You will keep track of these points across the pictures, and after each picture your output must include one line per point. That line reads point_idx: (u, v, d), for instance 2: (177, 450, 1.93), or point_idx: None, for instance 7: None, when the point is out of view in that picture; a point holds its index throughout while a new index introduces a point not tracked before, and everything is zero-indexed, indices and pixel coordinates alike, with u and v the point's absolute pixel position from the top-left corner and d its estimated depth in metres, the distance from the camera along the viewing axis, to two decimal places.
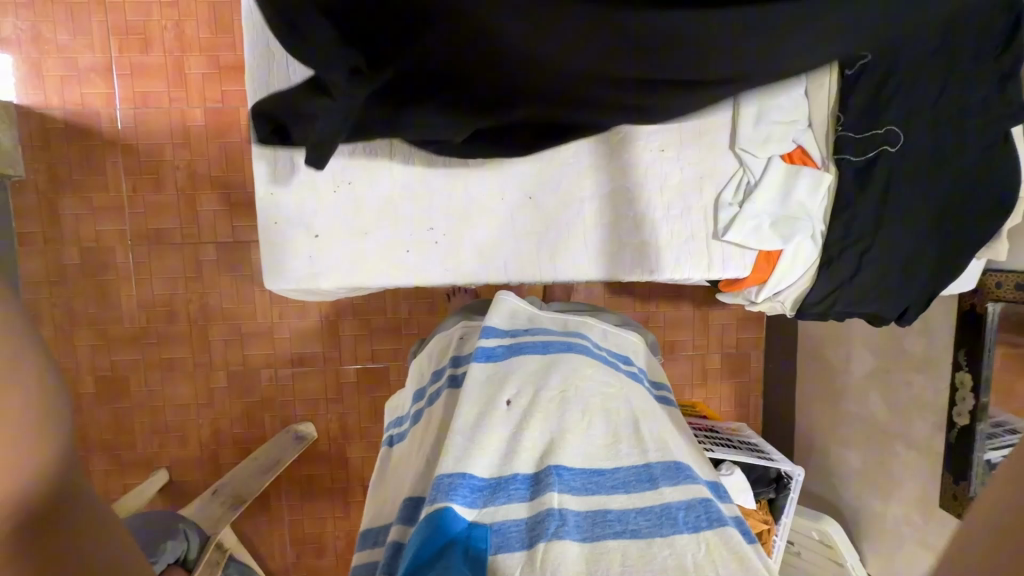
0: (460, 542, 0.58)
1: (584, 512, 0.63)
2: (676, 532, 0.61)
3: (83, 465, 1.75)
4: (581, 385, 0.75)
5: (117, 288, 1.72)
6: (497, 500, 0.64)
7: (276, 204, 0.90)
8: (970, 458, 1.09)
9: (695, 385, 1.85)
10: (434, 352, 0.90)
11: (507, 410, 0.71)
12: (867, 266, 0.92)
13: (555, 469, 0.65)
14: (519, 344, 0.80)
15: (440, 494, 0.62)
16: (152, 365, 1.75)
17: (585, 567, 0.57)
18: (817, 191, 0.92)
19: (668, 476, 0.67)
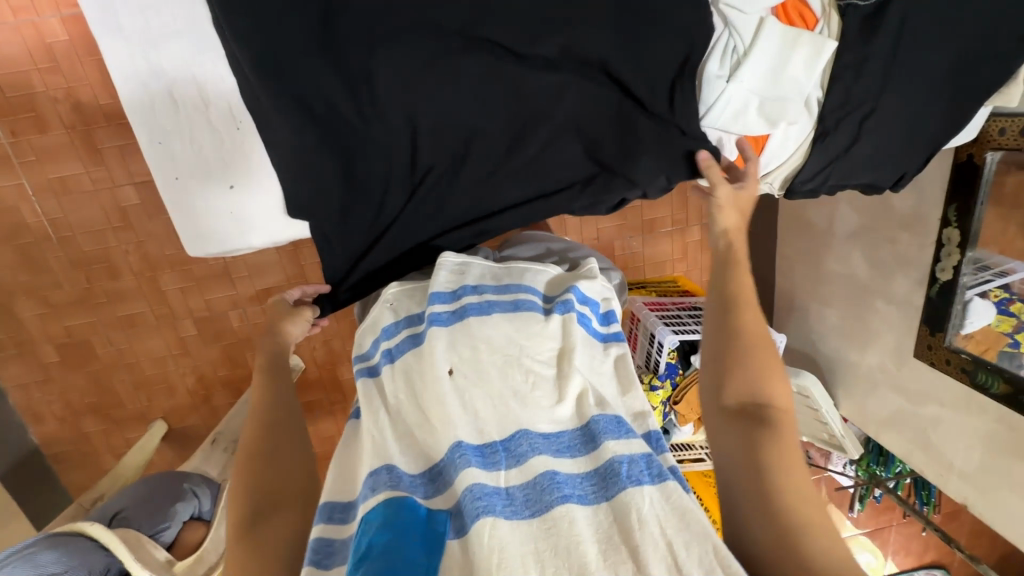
0: (406, 532, 0.59)
1: (529, 484, 0.64)
2: (620, 490, 0.61)
3: (78, 428, 1.75)
4: (524, 348, 0.75)
5: (41, 251, 1.54)
6: (445, 486, 0.66)
7: (171, 156, 0.78)
8: (948, 310, 1.11)
9: (674, 261, 1.82)
10: (390, 309, 0.84)
11: (452, 380, 0.72)
12: (866, 133, 0.86)
13: (497, 444, 0.68)
14: (467, 306, 0.76)
15: (402, 484, 0.66)
16: (111, 324, 1.65)
17: (531, 544, 0.58)
18: (816, 61, 0.81)
19: (611, 430, 0.68)
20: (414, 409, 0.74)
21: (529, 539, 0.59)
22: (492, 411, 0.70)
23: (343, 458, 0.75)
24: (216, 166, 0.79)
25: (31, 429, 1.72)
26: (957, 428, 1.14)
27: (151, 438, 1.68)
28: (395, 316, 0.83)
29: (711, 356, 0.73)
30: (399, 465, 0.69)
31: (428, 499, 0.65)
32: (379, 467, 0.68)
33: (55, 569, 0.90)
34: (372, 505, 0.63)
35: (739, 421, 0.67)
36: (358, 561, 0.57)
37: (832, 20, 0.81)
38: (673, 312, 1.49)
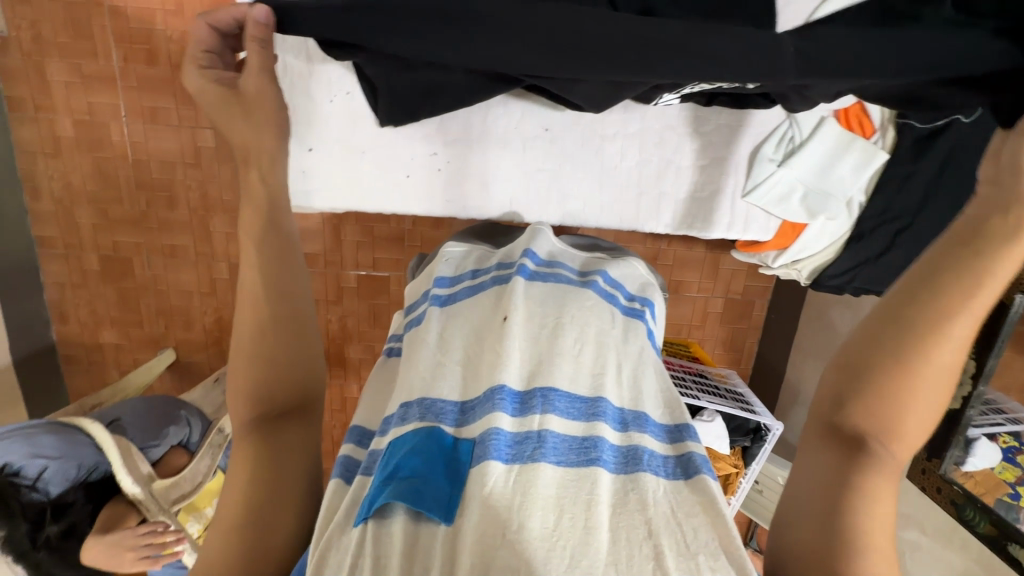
0: (427, 466, 0.53)
1: (565, 436, 0.56)
2: (640, 471, 0.55)
3: (95, 336, 1.84)
4: (581, 313, 0.67)
5: (115, 167, 1.66)
6: (477, 415, 0.58)
7: None
8: (947, 438, 1.09)
9: (692, 327, 1.85)
10: (450, 262, 0.79)
11: (505, 325, 0.64)
12: (900, 246, 0.93)
13: (546, 391, 0.59)
14: (524, 266, 0.71)
15: (432, 412, 0.59)
16: (154, 249, 1.75)
17: (557, 491, 0.52)
18: (864, 168, 0.90)
19: (639, 422, 0.60)
20: (455, 347, 0.65)
21: (553, 484, 0.53)
22: (545, 361, 0.62)
23: (373, 386, 0.74)
24: (303, 126, 0.96)
25: (55, 326, 1.82)
26: (933, 558, 1.13)
27: (157, 364, 1.76)
28: (454, 269, 0.78)
29: (852, 360, 0.54)
30: (432, 389, 0.61)
31: (456, 428, 0.59)
32: (410, 396, 0.61)
33: (50, 454, 0.95)
34: (406, 430, 0.57)
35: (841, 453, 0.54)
36: (386, 479, 0.52)
37: (888, 133, 0.90)
38: (678, 373, 1.51)
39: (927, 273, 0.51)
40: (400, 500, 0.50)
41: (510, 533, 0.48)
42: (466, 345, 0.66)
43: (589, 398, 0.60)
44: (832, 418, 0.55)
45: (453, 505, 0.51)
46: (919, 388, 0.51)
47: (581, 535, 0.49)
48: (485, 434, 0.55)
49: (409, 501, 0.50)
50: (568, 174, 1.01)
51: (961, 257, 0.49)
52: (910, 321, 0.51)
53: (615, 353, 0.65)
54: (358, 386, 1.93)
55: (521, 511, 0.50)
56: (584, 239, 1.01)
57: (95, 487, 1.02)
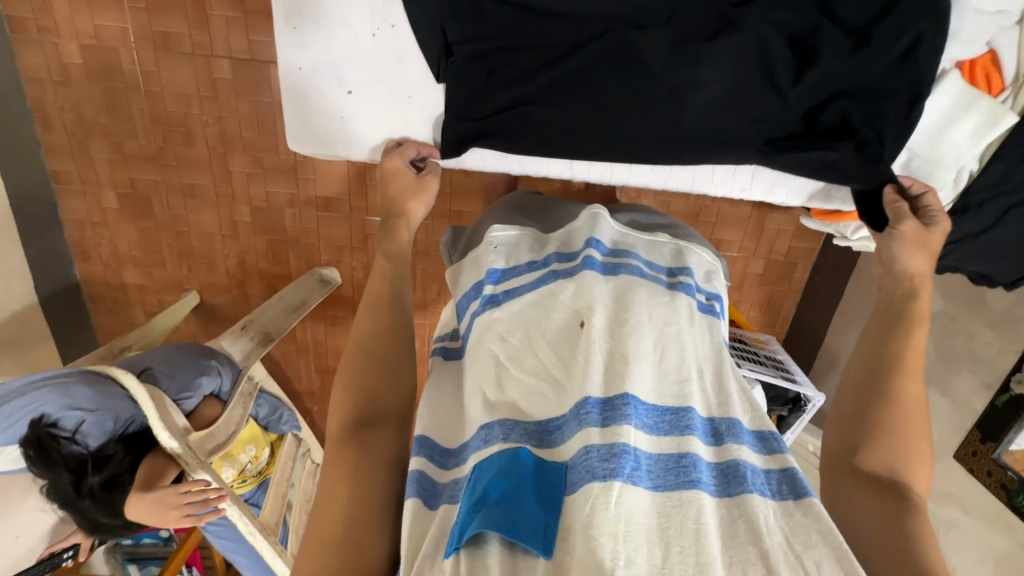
0: (518, 491, 0.51)
1: (656, 456, 0.54)
2: (744, 492, 0.53)
3: (118, 276, 1.81)
4: (658, 312, 0.64)
5: (127, 98, 1.56)
6: (568, 433, 0.55)
7: (300, 46, 0.86)
8: (1007, 422, 1.05)
9: (729, 288, 1.78)
10: (500, 250, 0.74)
11: (584, 331, 0.61)
12: (1012, 223, 0.83)
13: (632, 398, 0.55)
14: (589, 260, 0.67)
15: (516, 433, 0.57)
16: (173, 188, 1.68)
17: (658, 520, 0.50)
18: (980, 136, 0.81)
19: (734, 433, 0.57)
20: (530, 356, 0.61)
21: (653, 512, 0.50)
22: (631, 364, 0.58)
23: (435, 390, 0.69)
24: (343, 67, 0.88)
25: (77, 264, 1.79)
26: (973, 537, 1.11)
27: (183, 306, 1.74)
28: (505, 260, 0.73)
29: (846, 408, 0.71)
30: (517, 412, 0.58)
31: (545, 450, 0.56)
32: (491, 417, 0.59)
33: (86, 407, 0.95)
34: (490, 452, 0.55)
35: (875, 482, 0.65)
36: (476, 504, 0.51)
37: (1021, 92, 0.79)
38: None
39: (879, 336, 0.73)
40: (492, 530, 0.48)
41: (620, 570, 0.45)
42: (536, 352, 0.62)
43: (678, 407, 0.58)
44: (852, 462, 0.67)
45: (551, 534, 0.49)
46: (908, 419, 0.68)
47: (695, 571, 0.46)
48: (576, 459, 0.52)
49: (505, 532, 0.48)
50: (631, 133, 0.90)
51: (897, 313, 0.74)
52: (885, 367, 0.71)
53: (699, 360, 0.62)
54: None
55: (628, 542, 0.47)
56: (645, 215, 0.92)
57: (136, 440, 1.01)
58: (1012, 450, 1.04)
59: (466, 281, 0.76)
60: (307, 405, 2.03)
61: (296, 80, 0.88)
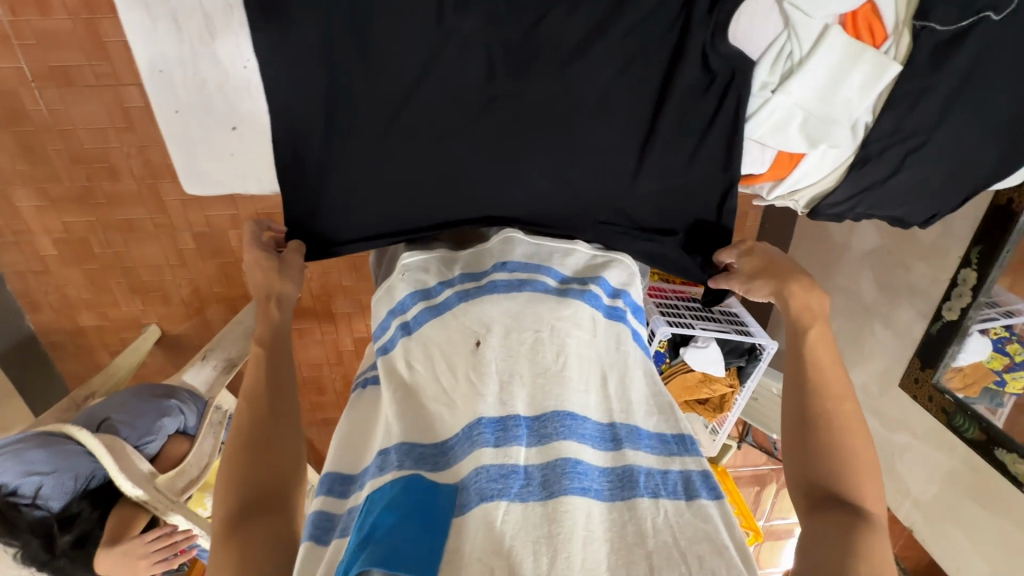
0: (408, 516, 0.57)
1: (547, 467, 0.62)
2: (636, 496, 0.62)
3: (74, 321, 1.78)
4: (557, 326, 0.71)
5: (41, 141, 1.50)
6: (458, 456, 0.64)
7: (168, 88, 0.69)
8: (943, 347, 1.09)
9: None
10: (410, 279, 0.78)
11: (479, 351, 0.69)
12: (909, 167, 0.80)
13: (521, 418, 0.65)
14: (492, 283, 0.75)
15: (410, 459, 0.64)
16: (108, 226, 1.64)
17: (546, 530, 0.57)
18: (872, 86, 0.73)
19: (630, 440, 0.67)
20: (433, 383, 0.70)
21: (541, 521, 0.58)
22: (522, 386, 0.67)
23: (348, 425, 0.77)
24: (215, 102, 0.71)
25: (28, 315, 1.75)
26: (921, 458, 1.17)
27: (144, 342, 1.72)
28: (413, 286, 0.78)
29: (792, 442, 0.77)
30: (409, 434, 0.67)
31: (435, 473, 0.64)
32: (390, 443, 0.67)
33: (43, 470, 0.96)
34: (385, 480, 0.62)
35: (823, 508, 0.71)
36: (363, 542, 0.55)
37: (901, 38, 0.72)
38: (671, 301, 1.47)
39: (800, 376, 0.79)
40: (375, 566, 0.52)
41: None
42: (434, 383, 0.70)
43: (556, 411, 0.65)
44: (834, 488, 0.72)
45: (435, 560, 0.56)
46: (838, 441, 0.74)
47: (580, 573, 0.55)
48: (466, 479, 0.61)
49: (385, 566, 0.52)
50: None
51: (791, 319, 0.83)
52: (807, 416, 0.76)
53: (598, 368, 0.71)
54: (351, 339, 1.92)
55: (512, 556, 0.55)
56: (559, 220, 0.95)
57: (102, 492, 1.03)
58: (957, 365, 1.08)
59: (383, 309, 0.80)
60: None
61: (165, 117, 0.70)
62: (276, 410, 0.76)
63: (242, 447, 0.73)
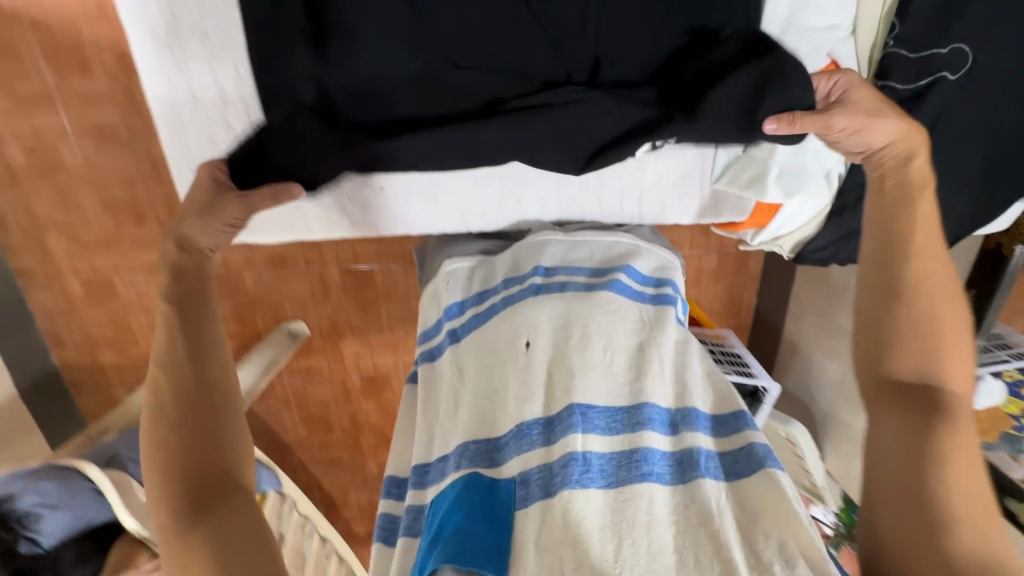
0: (486, 508, 0.73)
1: (608, 454, 0.75)
2: (699, 476, 0.73)
3: (95, 359, 1.86)
4: (601, 323, 0.83)
5: (76, 191, 1.61)
6: (512, 451, 0.77)
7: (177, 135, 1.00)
8: None
9: (687, 285, 1.80)
10: (454, 288, 0.96)
11: (529, 351, 0.82)
12: None
13: (576, 408, 0.76)
14: (534, 285, 0.88)
15: (466, 460, 0.78)
16: (132, 268, 1.73)
17: (607, 513, 0.70)
18: (837, 134, 0.88)
19: (688, 422, 0.78)
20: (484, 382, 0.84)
21: (608, 508, 0.71)
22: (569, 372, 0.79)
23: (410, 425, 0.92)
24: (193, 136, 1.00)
25: (53, 352, 1.83)
26: None
27: None
28: (461, 292, 0.95)
29: (879, 323, 0.80)
30: (469, 437, 0.80)
31: (494, 471, 0.78)
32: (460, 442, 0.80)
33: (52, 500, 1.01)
34: (447, 483, 0.77)
35: (899, 405, 0.78)
36: (433, 541, 0.71)
37: None
38: None
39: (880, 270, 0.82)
40: (447, 562, 0.66)
41: (576, 548, 0.67)
42: (487, 384, 0.83)
43: (638, 404, 0.78)
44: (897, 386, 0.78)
45: (502, 560, 0.69)
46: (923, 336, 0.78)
47: (645, 560, 0.67)
48: (522, 476, 0.75)
49: (453, 561, 0.66)
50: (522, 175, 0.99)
51: (885, 190, 0.84)
52: (883, 330, 0.80)
53: (643, 352, 0.82)
54: (359, 377, 1.95)
55: (578, 545, 0.67)
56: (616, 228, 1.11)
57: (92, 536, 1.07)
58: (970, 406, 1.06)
59: (435, 311, 0.98)
60: (299, 455, 2.08)
61: (171, 125, 0.98)
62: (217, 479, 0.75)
63: (190, 513, 0.72)
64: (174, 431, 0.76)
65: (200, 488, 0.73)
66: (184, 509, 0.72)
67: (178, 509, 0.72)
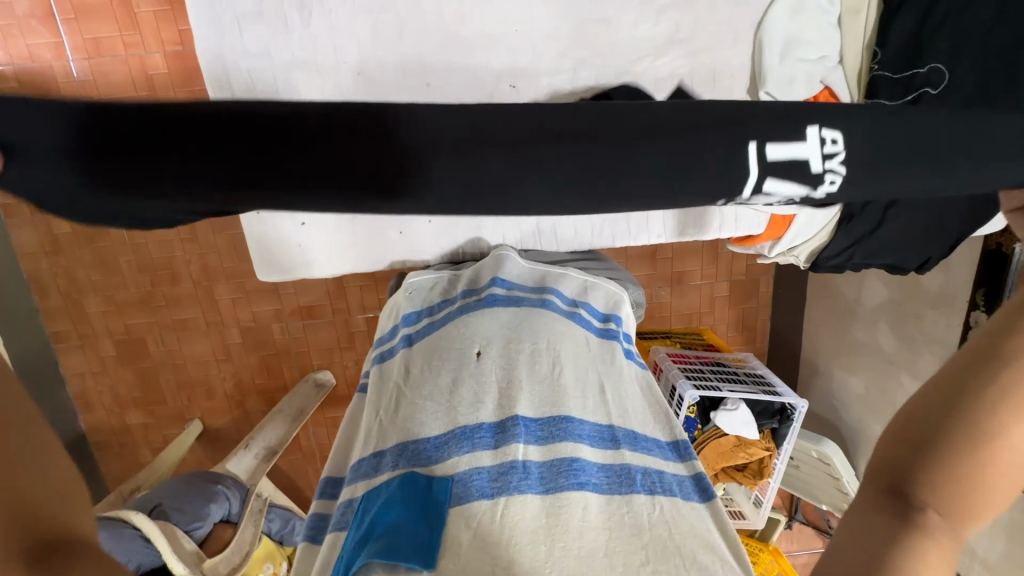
0: (409, 516, 0.61)
1: (547, 463, 0.66)
2: (632, 492, 0.65)
3: (122, 420, 1.87)
4: (552, 340, 0.78)
5: (116, 254, 1.70)
6: (454, 452, 0.67)
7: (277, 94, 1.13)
8: None
9: (702, 314, 1.85)
10: (415, 297, 0.90)
11: (478, 362, 0.76)
12: (890, 219, 0.98)
13: (520, 419, 0.69)
14: (490, 297, 0.84)
15: (406, 459, 0.68)
16: (164, 326, 1.78)
17: (544, 518, 0.61)
18: None
19: (628, 441, 0.70)
20: (430, 384, 0.75)
21: (540, 513, 0.61)
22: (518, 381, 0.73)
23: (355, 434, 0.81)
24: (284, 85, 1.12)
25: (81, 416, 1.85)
26: None
27: (187, 437, 1.78)
28: (422, 302, 0.89)
29: (906, 429, 0.47)
30: (409, 435, 0.70)
31: (429, 468, 0.66)
32: (384, 445, 0.71)
33: None
34: (384, 481, 0.66)
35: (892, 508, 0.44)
36: (363, 541, 0.59)
37: None
38: (695, 366, 1.51)
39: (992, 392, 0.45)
40: (376, 557, 0.56)
41: (499, 568, 0.56)
42: (437, 382, 0.75)
43: (572, 418, 0.70)
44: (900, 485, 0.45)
45: (433, 550, 0.58)
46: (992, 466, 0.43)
47: (574, 562, 0.57)
48: (463, 475, 0.65)
49: (386, 557, 0.56)
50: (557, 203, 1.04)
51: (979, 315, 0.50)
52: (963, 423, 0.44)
53: (594, 375, 0.77)
54: None
55: (508, 547, 0.58)
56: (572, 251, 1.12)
57: None
58: None
59: (388, 323, 0.91)
60: None
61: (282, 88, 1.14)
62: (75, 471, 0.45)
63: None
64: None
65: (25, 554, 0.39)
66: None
67: None
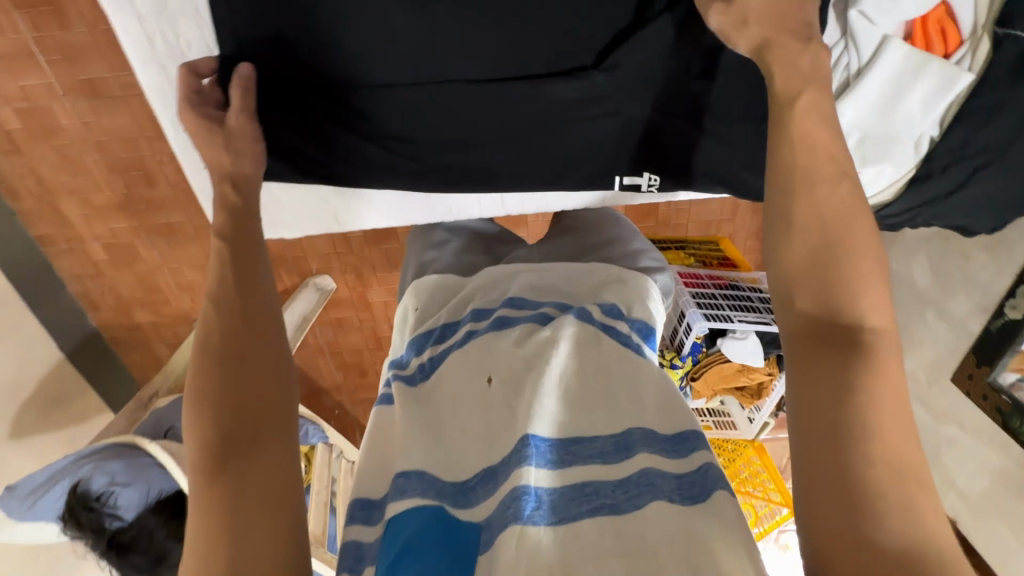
0: (434, 558, 0.55)
1: (559, 489, 0.58)
2: (649, 504, 0.55)
3: (130, 318, 1.89)
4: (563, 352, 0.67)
5: (79, 153, 1.54)
6: (481, 495, 0.60)
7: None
8: (1004, 347, 1.02)
9: (722, 222, 1.72)
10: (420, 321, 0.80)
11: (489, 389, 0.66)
12: (978, 182, 0.86)
13: (533, 438, 0.59)
14: (498, 318, 0.73)
15: (431, 489, 0.61)
16: (151, 230, 1.69)
17: (560, 553, 0.52)
18: (940, 94, 0.84)
19: (642, 442, 0.60)
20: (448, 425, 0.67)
21: (554, 548, 0.53)
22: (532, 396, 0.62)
23: (372, 448, 0.71)
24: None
25: (89, 314, 1.86)
26: (970, 452, 1.13)
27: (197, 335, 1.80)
28: (425, 326, 0.79)
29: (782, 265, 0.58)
30: (431, 464, 0.63)
31: (461, 509, 0.61)
32: (409, 464, 0.63)
33: (123, 481, 1.08)
34: (407, 506, 0.59)
35: (817, 350, 0.53)
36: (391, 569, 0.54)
37: (980, 46, 0.82)
38: (707, 289, 1.43)
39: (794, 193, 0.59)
40: None
41: None
42: (451, 420, 0.67)
43: (582, 440, 0.61)
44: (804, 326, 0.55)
45: None
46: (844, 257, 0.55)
47: None
48: (489, 518, 0.57)
49: None
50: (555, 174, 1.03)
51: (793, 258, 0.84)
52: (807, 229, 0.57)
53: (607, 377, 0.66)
54: (388, 325, 1.97)
55: None
56: (591, 223, 0.98)
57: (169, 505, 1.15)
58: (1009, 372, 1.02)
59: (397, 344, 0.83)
60: (336, 398, 2.16)
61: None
62: (255, 416, 0.61)
63: (219, 459, 0.57)
64: (216, 367, 0.62)
65: (238, 422, 0.60)
66: (227, 447, 0.58)
67: (209, 448, 0.58)
